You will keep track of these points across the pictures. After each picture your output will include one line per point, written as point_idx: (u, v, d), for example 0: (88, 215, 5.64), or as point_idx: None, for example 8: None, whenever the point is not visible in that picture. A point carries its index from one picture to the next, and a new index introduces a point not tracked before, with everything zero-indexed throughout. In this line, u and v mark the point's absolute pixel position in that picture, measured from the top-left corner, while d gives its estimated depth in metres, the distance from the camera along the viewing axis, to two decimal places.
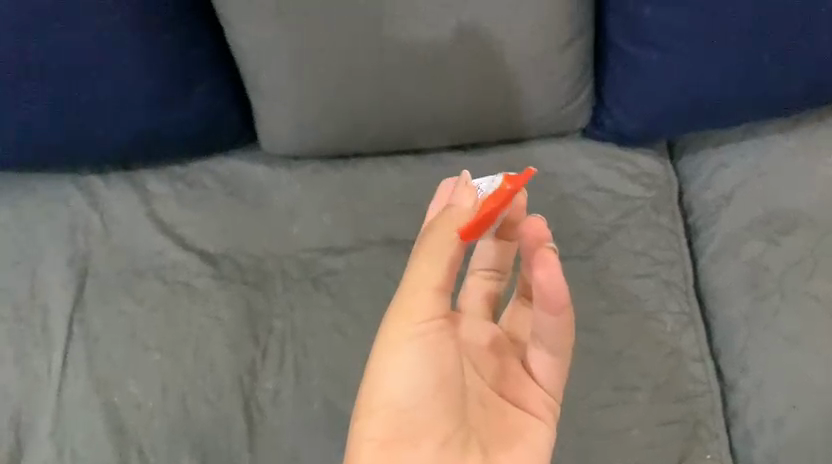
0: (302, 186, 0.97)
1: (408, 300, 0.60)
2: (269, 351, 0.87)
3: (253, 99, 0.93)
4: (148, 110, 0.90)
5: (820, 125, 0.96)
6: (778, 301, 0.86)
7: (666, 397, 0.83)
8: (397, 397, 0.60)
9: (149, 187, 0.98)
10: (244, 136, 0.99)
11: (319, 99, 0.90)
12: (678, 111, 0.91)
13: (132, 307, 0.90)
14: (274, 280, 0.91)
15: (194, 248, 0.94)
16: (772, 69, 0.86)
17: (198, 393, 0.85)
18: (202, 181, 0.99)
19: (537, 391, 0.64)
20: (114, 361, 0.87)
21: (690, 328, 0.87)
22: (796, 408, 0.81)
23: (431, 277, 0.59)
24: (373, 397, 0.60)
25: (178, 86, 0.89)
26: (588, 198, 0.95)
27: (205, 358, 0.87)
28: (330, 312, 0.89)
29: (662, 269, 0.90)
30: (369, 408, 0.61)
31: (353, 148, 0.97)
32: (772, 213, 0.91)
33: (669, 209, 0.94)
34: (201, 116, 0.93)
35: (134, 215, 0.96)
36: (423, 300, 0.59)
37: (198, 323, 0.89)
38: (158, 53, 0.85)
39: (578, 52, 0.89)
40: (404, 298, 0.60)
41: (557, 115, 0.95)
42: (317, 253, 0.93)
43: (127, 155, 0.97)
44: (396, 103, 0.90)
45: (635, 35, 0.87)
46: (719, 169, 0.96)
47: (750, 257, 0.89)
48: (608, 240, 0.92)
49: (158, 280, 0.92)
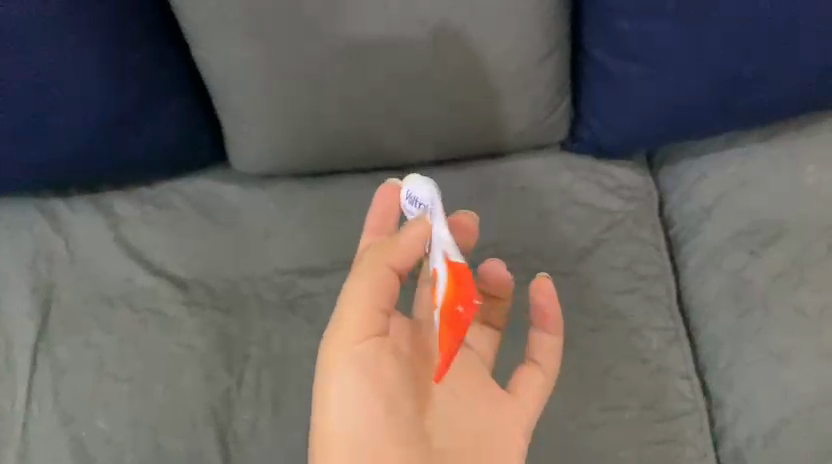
0: (276, 206, 0.95)
1: (352, 317, 0.62)
2: (245, 379, 0.84)
3: (223, 118, 0.90)
4: (112, 131, 0.87)
5: (800, 134, 0.95)
6: (763, 315, 0.85)
7: (653, 417, 0.81)
8: (341, 412, 0.61)
9: (116, 210, 0.95)
10: (214, 156, 0.96)
11: (290, 117, 0.87)
12: (657, 124, 0.90)
13: (100, 337, 0.87)
14: (249, 305, 0.88)
15: (164, 273, 0.90)
16: (751, 80, 0.86)
17: (171, 426, 0.82)
18: (171, 203, 0.95)
19: (514, 407, 0.67)
20: (81, 394, 0.84)
21: (675, 344, 0.85)
22: (784, 424, 0.79)
23: (375, 294, 0.62)
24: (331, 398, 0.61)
25: (143, 106, 0.86)
26: (569, 212, 0.94)
27: (177, 388, 0.84)
28: (308, 337, 0.86)
29: (645, 285, 0.89)
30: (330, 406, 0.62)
31: (328, 166, 0.94)
32: (754, 225, 0.90)
33: (651, 223, 0.93)
34: (169, 136, 0.90)
35: (101, 240, 0.92)
36: (365, 315, 0.62)
37: (170, 352, 0.86)
38: (121, 72, 0.82)
39: (555, 65, 0.88)
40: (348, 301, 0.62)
41: (535, 129, 0.93)
42: (293, 275, 0.90)
43: (92, 178, 0.93)
44: (371, 120, 0.88)
45: (612, 47, 0.86)
46: (699, 180, 0.94)
47: (733, 270, 0.88)
48: (589, 256, 0.91)
49: (127, 307, 0.88)
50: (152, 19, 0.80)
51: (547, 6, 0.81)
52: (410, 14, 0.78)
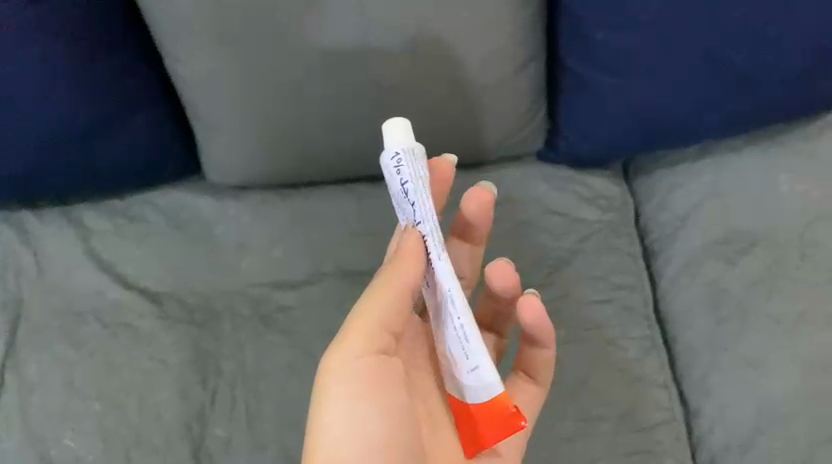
0: (251, 217, 0.93)
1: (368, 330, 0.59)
2: (219, 394, 0.82)
3: (196, 128, 0.89)
4: (83, 142, 0.85)
5: (772, 143, 0.96)
6: (738, 323, 0.85)
7: (631, 427, 0.81)
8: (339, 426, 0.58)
9: (87, 223, 0.93)
10: (187, 168, 0.95)
11: (264, 127, 0.86)
12: (632, 134, 0.91)
13: (69, 352, 0.85)
14: (223, 319, 0.86)
15: (136, 286, 0.89)
16: (723, 90, 0.86)
17: (143, 443, 0.80)
18: (143, 215, 0.94)
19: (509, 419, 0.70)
20: (50, 411, 0.82)
21: (652, 354, 0.85)
22: (760, 432, 0.79)
23: (386, 309, 0.59)
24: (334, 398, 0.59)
25: (114, 116, 0.84)
26: (545, 222, 0.93)
27: (150, 404, 0.82)
28: (283, 351, 0.85)
29: (622, 295, 0.89)
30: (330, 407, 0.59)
31: (302, 177, 0.93)
32: (728, 234, 0.90)
33: (627, 232, 0.93)
34: (141, 147, 0.88)
35: (71, 253, 0.91)
36: (380, 328, 0.59)
37: (142, 367, 0.84)
38: (91, 82, 0.81)
39: (531, 76, 0.88)
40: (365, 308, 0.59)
41: (511, 139, 0.93)
42: (267, 288, 0.88)
43: (62, 190, 0.91)
44: (347, 131, 0.87)
45: (587, 58, 0.86)
46: (674, 190, 0.95)
47: (708, 279, 0.88)
48: (566, 266, 0.90)
49: (98, 322, 0.86)
50: (122, 27, 0.79)
51: (522, 16, 0.81)
52: (384, 23, 0.77)
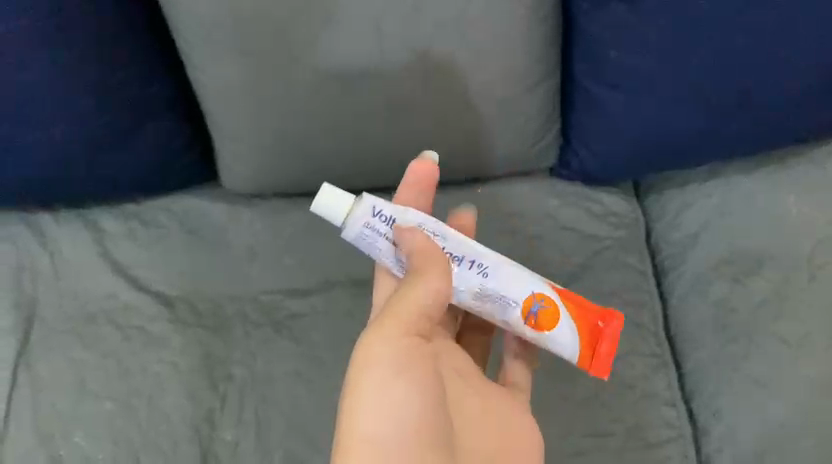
0: (264, 225, 0.94)
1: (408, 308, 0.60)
2: (228, 399, 0.83)
3: (214, 135, 0.90)
4: (102, 147, 0.86)
5: (784, 165, 0.96)
6: (747, 343, 0.85)
7: (639, 443, 0.81)
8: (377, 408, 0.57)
9: (102, 226, 0.94)
10: (201, 174, 0.95)
11: (281, 137, 0.87)
12: (645, 153, 0.92)
13: (81, 353, 0.86)
14: (234, 325, 0.87)
15: (149, 289, 0.90)
16: (735, 112, 0.87)
17: (152, 446, 0.80)
18: (158, 219, 0.95)
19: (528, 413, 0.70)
20: (60, 412, 0.82)
21: (661, 371, 0.85)
22: (768, 453, 0.79)
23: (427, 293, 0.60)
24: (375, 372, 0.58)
25: (134, 122, 0.86)
26: (556, 237, 0.94)
27: (159, 408, 0.83)
28: (292, 358, 0.85)
29: (631, 312, 0.89)
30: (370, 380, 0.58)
31: (316, 186, 0.94)
32: (738, 254, 0.90)
33: (637, 249, 0.93)
34: (159, 152, 0.90)
35: (87, 255, 0.92)
36: (420, 306, 0.60)
37: (152, 370, 0.85)
38: (113, 88, 0.82)
39: (546, 92, 0.89)
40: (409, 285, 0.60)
41: (524, 155, 0.94)
42: (279, 295, 0.89)
43: (79, 193, 0.92)
44: (361, 142, 0.88)
45: (601, 77, 0.87)
46: (685, 208, 0.95)
47: (717, 298, 0.88)
48: (576, 281, 0.91)
49: (110, 324, 0.87)
50: (144, 36, 0.80)
51: (536, 34, 0.82)
52: (402, 37, 0.78)
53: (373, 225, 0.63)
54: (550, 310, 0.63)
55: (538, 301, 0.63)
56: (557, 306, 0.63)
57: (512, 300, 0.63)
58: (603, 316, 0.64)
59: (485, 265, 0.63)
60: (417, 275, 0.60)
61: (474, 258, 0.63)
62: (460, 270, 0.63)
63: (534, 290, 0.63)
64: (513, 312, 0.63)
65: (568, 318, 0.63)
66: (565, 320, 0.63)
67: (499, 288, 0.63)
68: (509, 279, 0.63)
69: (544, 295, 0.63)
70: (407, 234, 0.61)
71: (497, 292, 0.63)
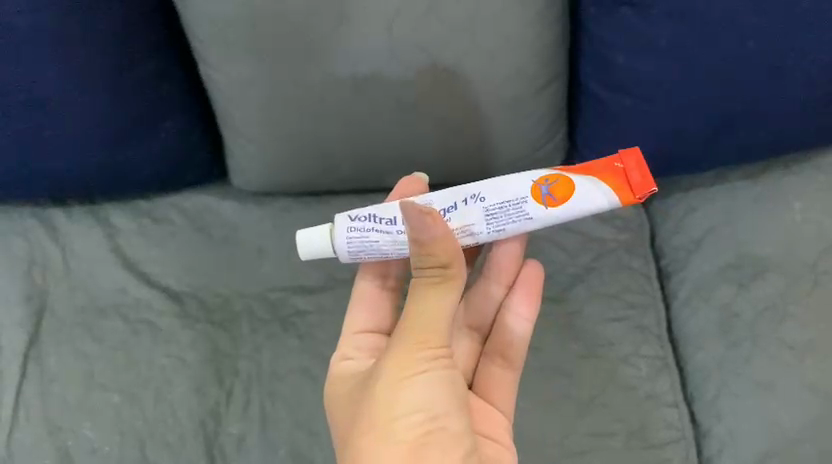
0: (272, 223, 0.96)
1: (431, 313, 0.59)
2: (234, 394, 0.84)
3: (225, 134, 0.92)
4: (114, 143, 0.88)
5: (789, 171, 0.96)
6: (750, 347, 0.85)
7: (641, 444, 0.82)
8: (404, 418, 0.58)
9: (113, 222, 0.95)
10: (213, 173, 0.97)
11: (291, 136, 0.88)
12: (651, 156, 0.92)
13: (91, 346, 0.87)
14: (241, 321, 0.88)
15: (158, 284, 0.91)
16: (742, 117, 0.88)
17: (158, 439, 0.81)
18: (169, 216, 0.96)
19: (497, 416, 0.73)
20: (69, 403, 0.83)
21: (664, 373, 0.86)
22: (769, 456, 0.80)
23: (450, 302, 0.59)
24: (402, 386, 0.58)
25: (146, 120, 0.87)
26: (561, 239, 0.95)
27: (166, 400, 0.84)
28: (298, 355, 0.86)
29: (636, 314, 0.89)
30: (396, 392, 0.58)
31: (324, 185, 0.95)
32: (742, 258, 0.91)
33: (642, 252, 0.94)
34: (170, 150, 0.91)
35: (97, 250, 0.93)
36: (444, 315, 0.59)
37: (160, 364, 0.86)
38: (127, 86, 0.83)
39: (553, 95, 0.90)
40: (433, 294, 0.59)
41: (531, 158, 0.95)
42: (286, 292, 0.90)
43: (91, 189, 0.93)
44: (369, 142, 0.90)
45: (609, 81, 0.88)
46: (689, 213, 0.96)
47: (721, 302, 0.89)
48: (581, 283, 0.92)
49: (120, 317, 0.88)
50: (158, 36, 0.82)
51: (544, 39, 0.83)
52: (412, 40, 0.80)
53: (359, 227, 0.63)
54: (562, 182, 0.61)
55: (544, 184, 0.62)
56: (566, 176, 0.62)
57: (521, 199, 0.62)
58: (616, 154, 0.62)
59: (478, 193, 0.63)
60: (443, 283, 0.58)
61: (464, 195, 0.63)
62: (463, 208, 0.63)
63: (534, 179, 0.62)
64: (529, 201, 0.62)
65: (585, 178, 0.61)
66: (580, 181, 0.61)
67: (502, 196, 0.62)
68: (504, 186, 0.63)
69: (548, 177, 0.62)
70: (433, 223, 0.55)
71: (503, 200, 0.62)
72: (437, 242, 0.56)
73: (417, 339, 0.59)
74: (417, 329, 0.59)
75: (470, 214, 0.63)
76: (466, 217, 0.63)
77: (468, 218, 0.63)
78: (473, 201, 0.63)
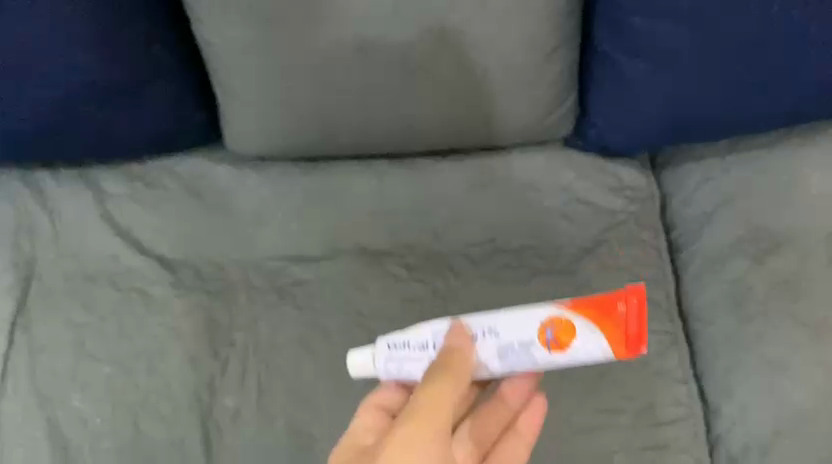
0: (269, 189, 0.92)
1: (443, 387, 0.55)
2: (229, 366, 0.81)
3: (220, 96, 0.87)
4: (104, 104, 0.84)
5: (807, 141, 0.93)
6: (762, 323, 0.83)
7: (649, 421, 0.80)
8: None
9: (103, 186, 0.92)
10: (210, 137, 0.94)
11: (288, 98, 0.84)
12: (664, 125, 0.88)
13: (81, 315, 0.84)
14: (237, 290, 0.85)
15: (151, 252, 0.87)
16: (761, 84, 0.84)
17: (151, 411, 0.79)
18: (161, 181, 0.92)
19: None
20: (59, 374, 0.81)
21: (673, 349, 0.83)
22: (780, 435, 0.78)
23: (457, 392, 0.55)
24: (407, 460, 0.53)
25: (137, 81, 0.83)
26: (569, 210, 0.91)
27: (160, 372, 0.81)
28: (296, 326, 0.83)
29: (645, 287, 0.86)
30: (391, 461, 0.53)
31: (323, 151, 0.91)
32: (755, 231, 0.88)
33: (653, 224, 0.90)
34: (163, 113, 0.87)
35: (87, 215, 0.89)
36: (451, 394, 0.55)
37: (153, 334, 0.83)
38: (117, 45, 0.79)
39: (564, 59, 0.85)
40: (449, 368, 0.55)
41: (539, 125, 0.91)
42: (284, 261, 0.87)
43: (81, 152, 0.90)
44: (370, 107, 0.86)
45: (624, 44, 0.83)
46: (702, 184, 0.92)
47: (734, 276, 0.86)
48: (590, 255, 0.88)
49: (111, 285, 0.85)
50: None
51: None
52: None
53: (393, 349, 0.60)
54: (565, 327, 0.56)
55: (548, 329, 0.56)
56: (572, 323, 0.56)
57: (527, 340, 0.56)
58: (624, 297, 0.56)
59: (486, 328, 0.58)
60: (452, 379, 0.55)
61: (487, 327, 0.58)
62: (477, 342, 0.57)
63: (540, 319, 0.57)
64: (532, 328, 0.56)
65: (583, 328, 0.55)
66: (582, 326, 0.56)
67: (514, 334, 0.57)
68: (515, 325, 0.57)
69: (551, 320, 0.56)
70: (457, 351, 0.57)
71: (520, 339, 0.57)
72: (452, 351, 0.57)
73: (420, 421, 0.54)
74: (423, 415, 0.54)
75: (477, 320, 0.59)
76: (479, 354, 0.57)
77: (475, 324, 0.58)
78: (485, 336, 0.58)
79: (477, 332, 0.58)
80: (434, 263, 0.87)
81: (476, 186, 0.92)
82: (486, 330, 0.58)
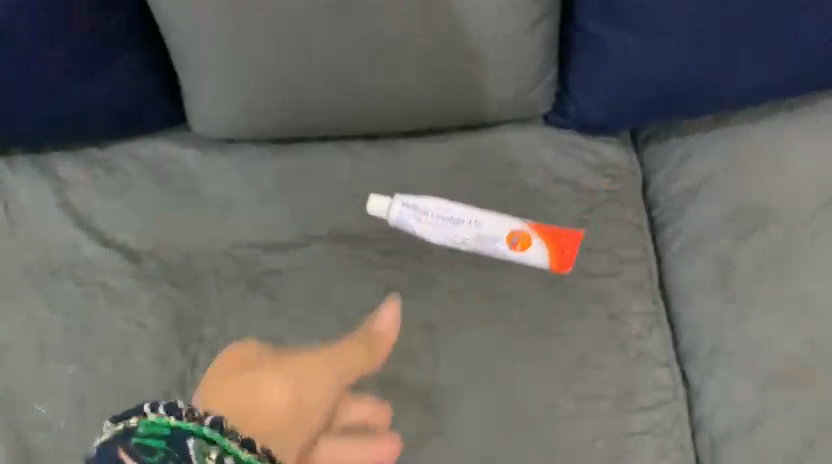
0: (238, 173, 0.88)
1: None
2: (201, 362, 0.78)
3: (181, 76, 0.83)
4: (58, 85, 0.79)
5: (791, 115, 0.90)
6: (747, 303, 0.81)
7: (632, 406, 0.77)
8: None
9: (62, 173, 0.87)
10: (173, 119, 0.89)
11: (255, 76, 0.80)
12: (647, 99, 0.85)
13: (43, 312, 0.80)
14: (207, 281, 0.82)
15: (115, 243, 0.84)
16: (746, 55, 0.81)
17: (120, 412, 0.76)
18: (123, 166, 0.88)
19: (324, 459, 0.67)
20: (22, 374, 0.77)
21: (656, 329, 0.81)
22: (764, 418, 0.76)
23: None
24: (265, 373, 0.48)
25: (93, 60, 0.78)
26: (551, 190, 0.88)
27: (128, 369, 0.78)
28: (270, 317, 0.80)
29: (627, 268, 0.84)
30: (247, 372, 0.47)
31: (293, 132, 0.87)
32: (740, 208, 0.86)
33: (635, 203, 0.88)
34: (120, 95, 0.82)
35: (45, 205, 0.85)
36: None
37: (120, 329, 0.79)
38: (69, 22, 0.74)
39: (544, 33, 0.82)
40: None
41: (519, 102, 0.88)
42: (256, 249, 0.84)
43: (34, 138, 0.85)
44: (342, 85, 0.81)
45: (605, 16, 0.80)
46: (685, 160, 0.90)
47: (717, 256, 0.84)
48: (571, 237, 0.85)
49: (73, 279, 0.81)
50: None
51: None
52: None
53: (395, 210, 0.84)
54: (523, 240, 0.83)
55: (515, 236, 0.84)
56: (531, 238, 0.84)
57: (497, 237, 0.83)
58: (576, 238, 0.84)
59: (473, 220, 0.84)
60: None
61: (475, 220, 0.84)
62: (463, 230, 0.84)
63: (512, 228, 0.84)
64: (498, 233, 0.84)
65: (540, 243, 0.83)
66: (538, 245, 0.83)
67: (490, 228, 0.84)
68: (495, 225, 0.84)
69: (518, 232, 0.84)
70: None
71: (493, 233, 0.84)
72: None
73: None
74: None
75: (470, 212, 0.84)
76: (460, 236, 0.84)
77: (465, 215, 0.84)
78: (471, 225, 0.84)
79: (468, 221, 0.84)
80: (411, 249, 0.84)
81: (454, 166, 0.89)
82: (473, 223, 0.84)
